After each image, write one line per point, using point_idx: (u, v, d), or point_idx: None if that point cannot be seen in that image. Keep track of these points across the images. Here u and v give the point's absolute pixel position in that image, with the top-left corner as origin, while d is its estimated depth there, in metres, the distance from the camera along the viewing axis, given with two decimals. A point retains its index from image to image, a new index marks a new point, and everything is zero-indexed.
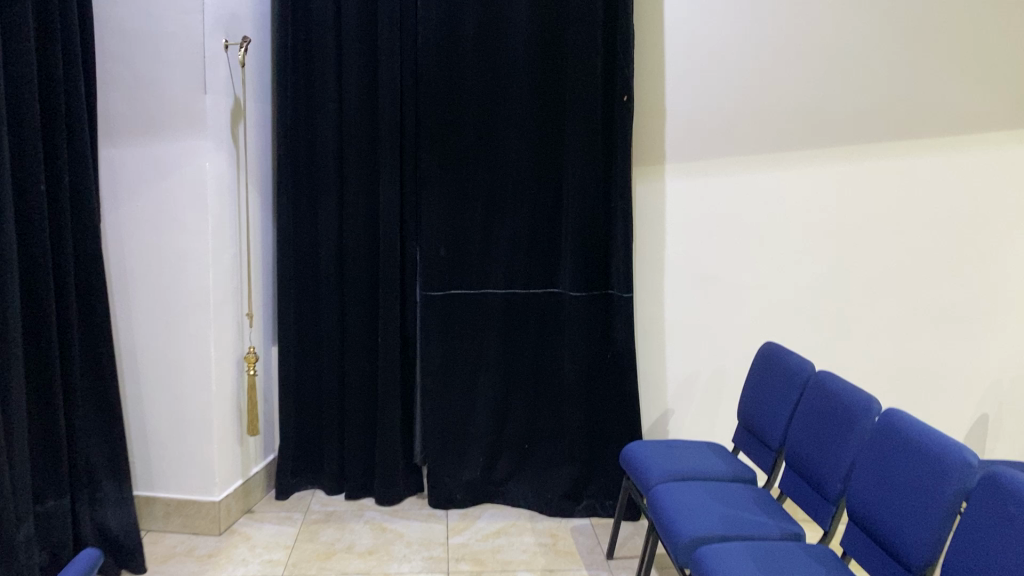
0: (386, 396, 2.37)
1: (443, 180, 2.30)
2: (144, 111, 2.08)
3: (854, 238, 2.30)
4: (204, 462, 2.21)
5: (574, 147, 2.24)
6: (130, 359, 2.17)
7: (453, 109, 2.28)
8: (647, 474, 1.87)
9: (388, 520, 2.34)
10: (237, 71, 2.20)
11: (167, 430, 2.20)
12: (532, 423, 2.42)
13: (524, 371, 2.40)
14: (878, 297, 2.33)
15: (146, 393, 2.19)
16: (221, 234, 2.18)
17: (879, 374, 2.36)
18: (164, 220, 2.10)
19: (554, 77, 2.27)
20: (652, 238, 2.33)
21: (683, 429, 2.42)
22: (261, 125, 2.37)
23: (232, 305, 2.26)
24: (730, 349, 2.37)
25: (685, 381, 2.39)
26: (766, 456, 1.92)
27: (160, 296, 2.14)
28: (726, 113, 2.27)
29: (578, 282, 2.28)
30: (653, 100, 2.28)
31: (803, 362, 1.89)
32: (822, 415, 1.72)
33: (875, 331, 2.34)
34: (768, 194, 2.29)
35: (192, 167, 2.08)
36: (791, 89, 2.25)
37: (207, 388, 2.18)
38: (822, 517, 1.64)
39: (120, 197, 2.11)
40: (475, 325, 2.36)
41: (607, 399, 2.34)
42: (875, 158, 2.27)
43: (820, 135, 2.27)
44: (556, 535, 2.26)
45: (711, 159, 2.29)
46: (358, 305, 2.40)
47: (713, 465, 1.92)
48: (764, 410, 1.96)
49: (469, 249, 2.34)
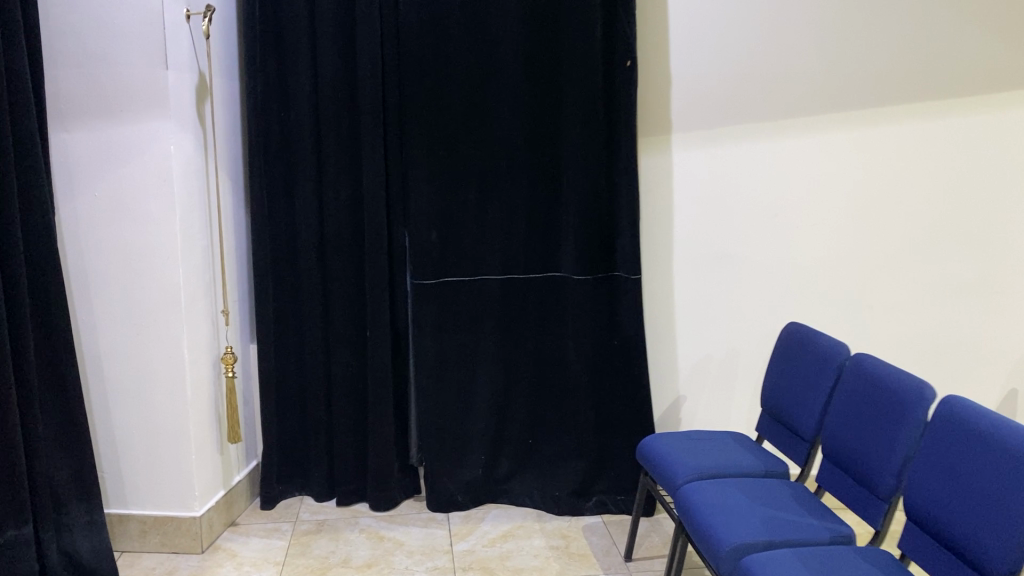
0: (378, 394, 2.19)
1: (432, 159, 2.11)
2: (99, 91, 1.87)
3: (873, 209, 2.16)
4: (182, 475, 2.02)
5: (574, 120, 2.06)
6: (95, 365, 1.98)
7: (441, 80, 2.09)
8: (672, 472, 1.72)
9: (385, 527, 2.17)
10: (200, 42, 1.99)
11: (139, 441, 2.01)
12: (535, 417, 2.26)
13: (525, 360, 2.23)
14: (900, 269, 2.19)
15: (114, 403, 2.00)
16: (191, 226, 1.98)
17: (903, 352, 2.23)
18: (127, 211, 1.90)
19: (549, 43, 2.09)
20: (659, 214, 2.17)
21: (698, 417, 2.27)
22: (229, 103, 2.16)
23: (206, 301, 2.06)
24: (745, 330, 2.22)
25: (699, 365, 2.24)
26: (798, 447, 1.78)
27: (124, 294, 1.94)
28: (735, 78, 2.11)
29: (582, 264, 2.12)
30: (656, 64, 2.11)
31: (838, 344, 1.74)
32: (867, 403, 1.57)
33: (896, 305, 2.21)
34: (782, 164, 2.14)
35: (155, 151, 1.88)
36: (804, 52, 2.09)
37: (182, 394, 1.98)
38: (871, 516, 1.50)
39: (76, 187, 1.90)
40: (472, 315, 2.18)
41: (616, 389, 2.19)
42: (898, 120, 2.11)
43: (836, 100, 2.11)
44: (568, 536, 2.11)
45: (719, 129, 2.13)
46: (344, 297, 2.21)
47: (740, 458, 1.78)
48: (794, 397, 1.81)
49: (462, 233, 2.16)
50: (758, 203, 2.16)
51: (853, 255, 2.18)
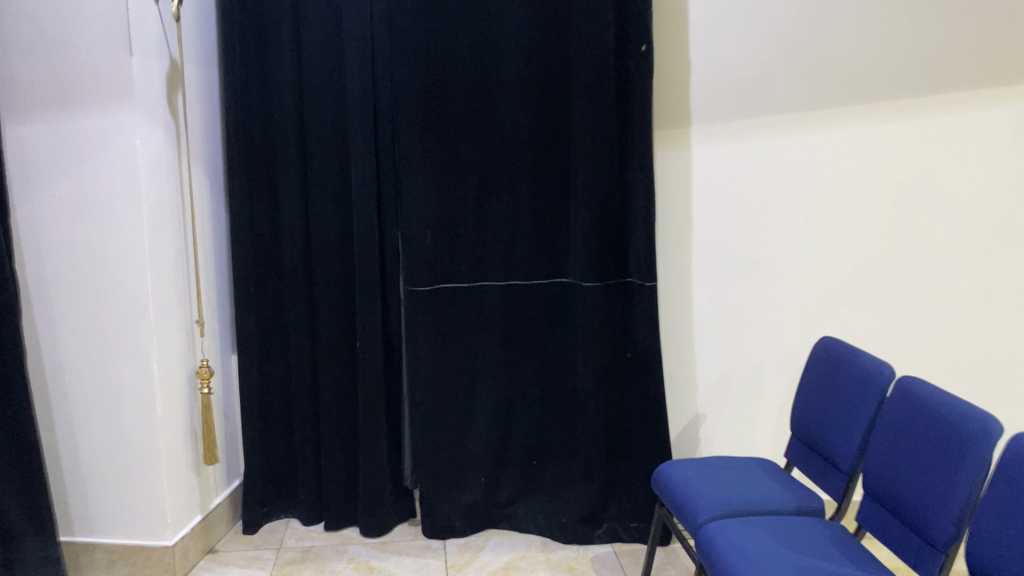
0: (368, 410, 2.01)
1: (429, 153, 1.92)
2: (56, 79, 1.68)
3: (915, 209, 1.93)
4: (153, 502, 1.84)
5: (583, 111, 1.86)
6: (57, 382, 1.80)
7: (437, 68, 1.89)
8: (693, 509, 1.52)
9: (375, 557, 1.98)
10: (171, 25, 1.80)
11: (107, 464, 1.83)
12: (540, 437, 2.06)
13: (530, 374, 2.04)
14: (948, 276, 1.96)
15: (79, 422, 1.82)
16: (161, 227, 1.79)
17: (952, 370, 2.00)
18: (90, 212, 1.72)
19: (556, 26, 1.88)
20: (677, 214, 1.98)
21: (718, 437, 2.07)
22: (206, 92, 1.98)
23: (179, 309, 1.87)
24: (771, 342, 2.02)
25: (719, 380, 2.04)
26: (834, 479, 1.58)
27: (88, 304, 1.76)
28: (760, 65, 1.90)
29: (592, 269, 1.91)
30: (675, 48, 1.91)
31: (880, 365, 1.53)
32: (920, 436, 1.36)
33: (942, 316, 1.98)
34: (812, 159, 1.93)
35: (119, 147, 1.69)
36: (837, 35, 1.87)
37: (151, 413, 1.80)
38: (925, 567, 1.30)
39: (34, 186, 1.72)
40: (471, 324, 1.99)
41: (631, 406, 1.99)
42: (950, 110, 1.88)
43: (872, 89, 1.89)
44: (576, 568, 1.92)
45: (743, 121, 1.93)
46: (331, 305, 2.03)
47: (769, 492, 1.58)
48: (828, 422, 1.62)
49: (461, 235, 1.97)
50: (786, 203, 1.95)
51: (893, 260, 1.96)
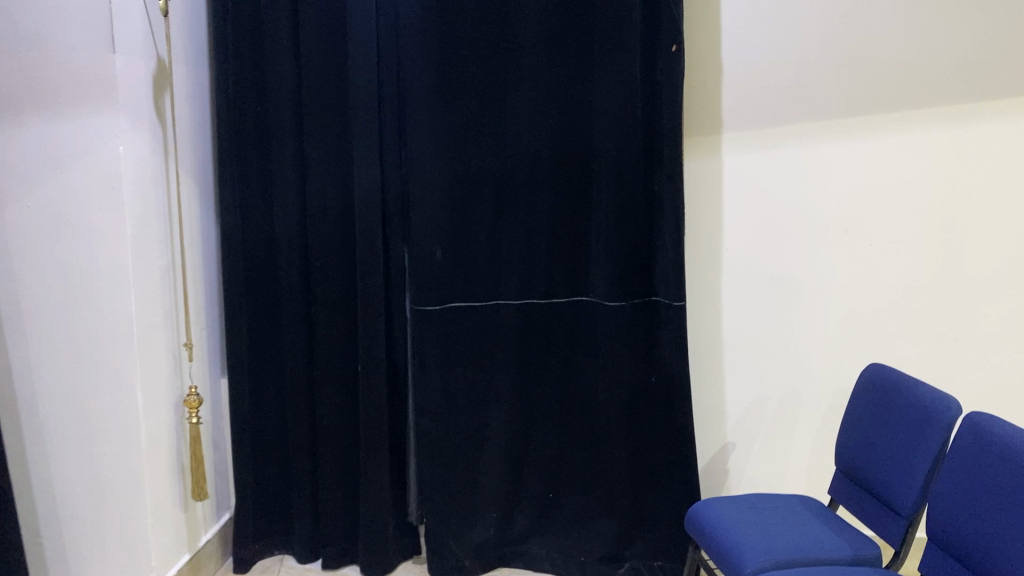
0: (371, 440, 1.85)
1: (438, 161, 1.77)
2: (28, 79, 1.51)
3: (966, 224, 1.77)
4: (136, 543, 1.67)
5: (606, 118, 1.72)
6: (30, 413, 1.64)
7: (450, 71, 1.75)
8: (737, 559, 1.37)
9: None
10: (158, 21, 1.64)
11: (84, 503, 1.66)
12: (557, 469, 1.91)
13: (547, 402, 1.88)
14: (1005, 296, 1.79)
15: (54, 456, 1.65)
16: (147, 244, 1.63)
17: (1009, 401, 1.83)
18: (66, 228, 1.56)
19: (578, 24, 1.72)
20: (706, 231, 1.87)
21: (749, 466, 1.95)
22: (197, 96, 1.83)
23: (165, 332, 1.71)
24: (807, 367, 1.88)
25: (750, 408, 1.91)
26: (888, 521, 1.45)
27: (64, 328, 1.59)
28: (795, 71, 1.77)
29: (614, 289, 1.77)
30: (705, 53, 1.80)
31: (945, 399, 1.38)
32: (998, 485, 1.21)
33: (998, 339, 1.81)
34: (852, 171, 1.79)
35: (100, 154, 1.53)
36: (881, 38, 1.73)
37: (134, 447, 1.64)
38: None
39: (5, 197, 1.56)
40: (483, 347, 1.84)
41: (657, 436, 1.83)
42: (1010, 116, 1.71)
43: (920, 95, 1.74)
44: None
45: (777, 131, 1.80)
46: (331, 326, 1.88)
47: (819, 538, 1.43)
48: (879, 458, 1.49)
49: (474, 251, 1.82)
50: (823, 218, 1.82)
51: (940, 281, 1.80)
